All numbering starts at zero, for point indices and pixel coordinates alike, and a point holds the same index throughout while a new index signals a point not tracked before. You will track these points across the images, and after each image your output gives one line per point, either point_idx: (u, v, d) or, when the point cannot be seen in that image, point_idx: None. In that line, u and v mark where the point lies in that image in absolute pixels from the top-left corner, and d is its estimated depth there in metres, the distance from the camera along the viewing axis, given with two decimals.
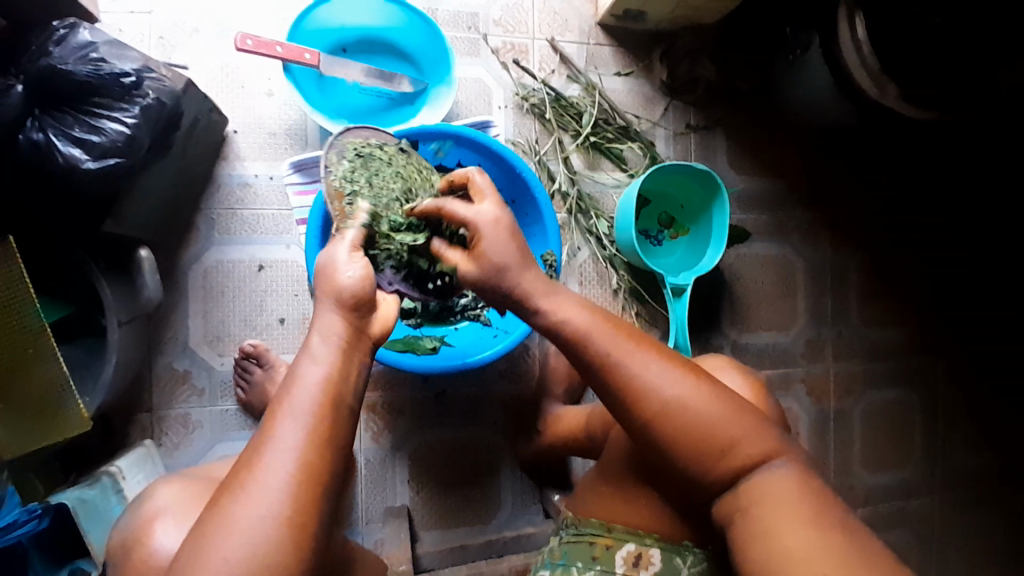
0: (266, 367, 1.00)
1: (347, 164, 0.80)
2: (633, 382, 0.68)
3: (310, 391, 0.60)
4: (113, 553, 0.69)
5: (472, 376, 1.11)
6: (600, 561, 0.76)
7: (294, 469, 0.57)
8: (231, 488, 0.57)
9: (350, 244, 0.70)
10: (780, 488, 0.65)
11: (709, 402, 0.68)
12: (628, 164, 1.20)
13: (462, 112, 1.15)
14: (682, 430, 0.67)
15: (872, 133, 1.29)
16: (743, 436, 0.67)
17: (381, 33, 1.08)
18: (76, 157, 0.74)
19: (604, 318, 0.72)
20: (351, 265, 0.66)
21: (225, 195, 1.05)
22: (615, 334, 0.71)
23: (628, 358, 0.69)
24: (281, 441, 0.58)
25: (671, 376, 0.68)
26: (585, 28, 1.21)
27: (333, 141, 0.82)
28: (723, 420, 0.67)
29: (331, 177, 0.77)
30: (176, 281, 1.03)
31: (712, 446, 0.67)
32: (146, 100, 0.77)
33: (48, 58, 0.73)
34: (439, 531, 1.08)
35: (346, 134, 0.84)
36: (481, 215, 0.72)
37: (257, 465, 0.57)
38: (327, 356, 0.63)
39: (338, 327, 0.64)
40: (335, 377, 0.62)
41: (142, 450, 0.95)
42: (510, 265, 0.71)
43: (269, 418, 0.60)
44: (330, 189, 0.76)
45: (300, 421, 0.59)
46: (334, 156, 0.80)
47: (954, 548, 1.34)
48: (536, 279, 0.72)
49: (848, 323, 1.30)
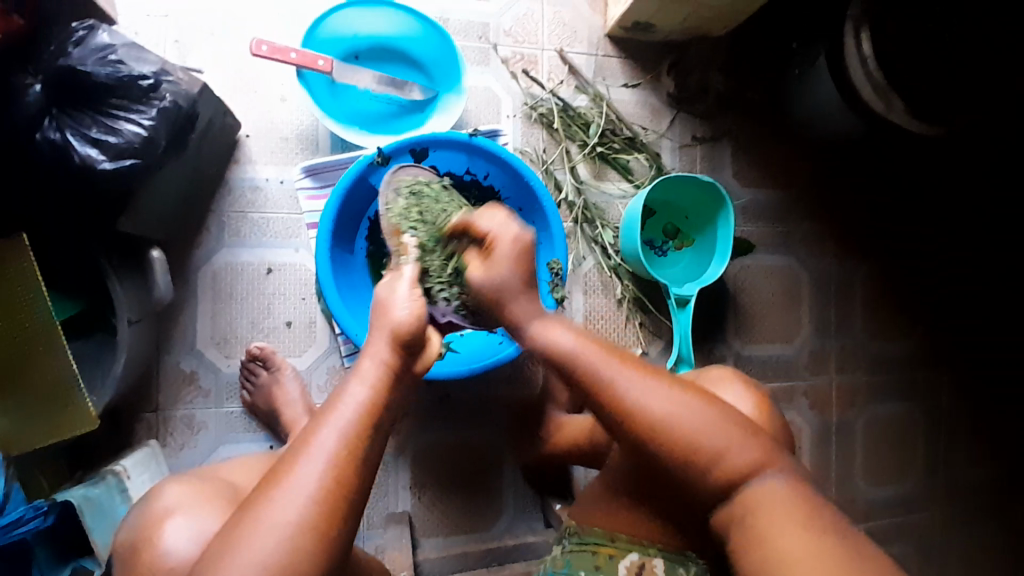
0: (272, 371, 1.01)
1: (402, 202, 0.90)
2: (619, 400, 0.69)
3: (351, 408, 0.63)
4: (118, 553, 0.69)
5: (476, 383, 1.11)
6: (603, 570, 0.75)
7: (326, 479, 0.59)
8: (263, 491, 0.59)
9: (409, 280, 0.73)
10: (770, 495, 0.66)
11: (699, 417, 0.68)
12: (634, 175, 1.21)
13: (472, 119, 1.16)
14: (668, 445, 0.67)
15: (878, 147, 1.31)
16: (729, 444, 0.67)
17: (393, 41, 1.09)
18: (92, 157, 0.75)
19: (587, 336, 0.73)
20: (413, 302, 0.70)
21: (236, 197, 1.06)
22: (598, 352, 0.71)
23: (616, 375, 0.70)
24: (316, 452, 0.60)
25: (655, 392, 0.69)
26: (594, 39, 1.22)
27: (390, 179, 0.93)
28: (707, 433, 0.67)
29: (387, 215, 0.88)
30: (185, 281, 1.03)
31: (700, 460, 0.67)
32: (162, 103, 0.78)
33: (67, 59, 0.74)
34: (440, 537, 1.08)
35: (398, 173, 0.94)
36: (498, 230, 0.76)
37: (291, 472, 0.59)
38: (371, 379, 0.66)
39: (387, 355, 0.67)
40: (378, 395, 0.65)
41: (146, 450, 0.96)
42: (506, 276, 0.75)
43: (309, 430, 0.63)
44: (387, 227, 0.87)
45: (339, 434, 0.62)
46: (391, 194, 0.91)
47: (956, 563, 1.33)
48: (524, 294, 0.76)
49: (852, 336, 1.31)
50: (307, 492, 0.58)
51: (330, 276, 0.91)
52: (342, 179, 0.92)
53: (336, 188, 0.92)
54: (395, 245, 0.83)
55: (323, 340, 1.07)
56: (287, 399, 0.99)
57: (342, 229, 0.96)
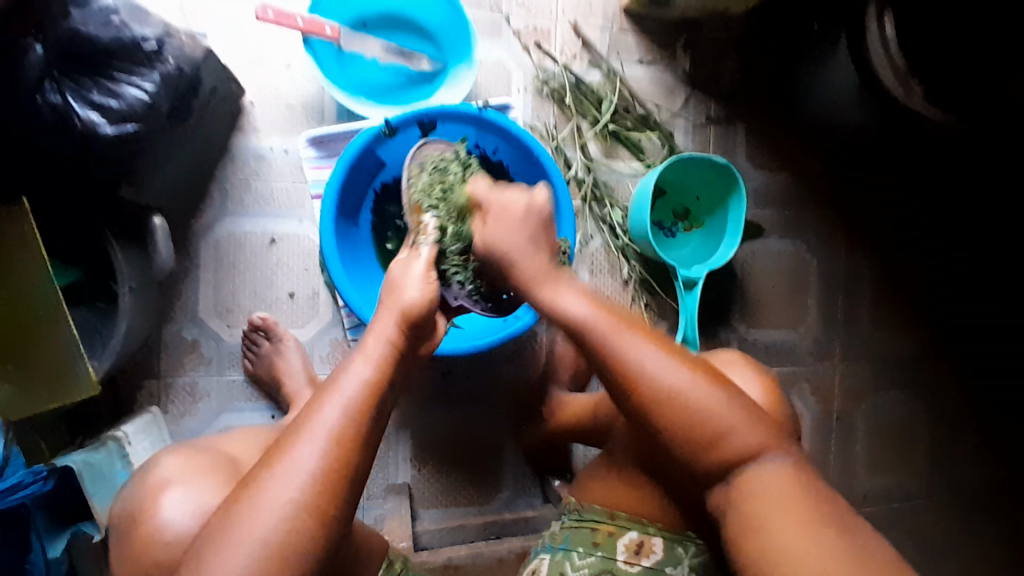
0: (274, 341, 1.01)
1: (426, 177, 0.87)
2: (628, 370, 0.68)
3: (355, 386, 0.63)
4: (119, 519, 0.70)
5: (478, 361, 1.11)
6: (601, 547, 0.75)
7: (327, 457, 0.59)
8: (264, 466, 0.59)
9: (425, 262, 0.74)
10: (769, 480, 0.65)
11: (709, 394, 0.67)
12: (645, 154, 1.18)
13: (482, 94, 1.14)
14: (675, 417, 0.66)
15: (896, 132, 1.28)
16: (734, 425, 0.66)
17: (403, 9, 1.07)
18: (93, 121, 0.74)
19: (603, 307, 0.73)
20: (430, 283, 0.70)
21: (240, 166, 1.04)
22: (608, 322, 0.71)
23: (625, 345, 0.69)
24: (318, 430, 0.59)
25: (668, 365, 0.68)
26: (609, 13, 1.19)
27: (415, 153, 0.90)
28: (715, 410, 0.66)
29: (410, 192, 0.85)
30: (188, 250, 1.02)
31: (703, 436, 0.66)
32: (165, 66, 0.78)
33: (70, 21, 0.72)
34: (440, 510, 1.08)
35: (425, 148, 0.91)
36: (494, 202, 0.79)
37: (291, 449, 0.59)
38: (375, 357, 0.65)
39: (392, 334, 0.67)
40: (382, 373, 0.64)
41: (147, 416, 0.96)
42: (516, 244, 0.76)
43: (312, 405, 0.62)
44: (408, 206, 0.84)
45: (342, 410, 0.61)
46: (415, 169, 0.88)
47: (954, 554, 1.33)
48: (539, 265, 0.76)
49: (859, 325, 1.29)
50: (308, 471, 0.58)
51: (334, 247, 0.90)
52: (347, 149, 0.91)
53: (340, 160, 0.91)
54: (413, 223, 0.81)
55: (326, 313, 1.06)
56: (289, 370, 0.99)
57: (346, 202, 0.94)
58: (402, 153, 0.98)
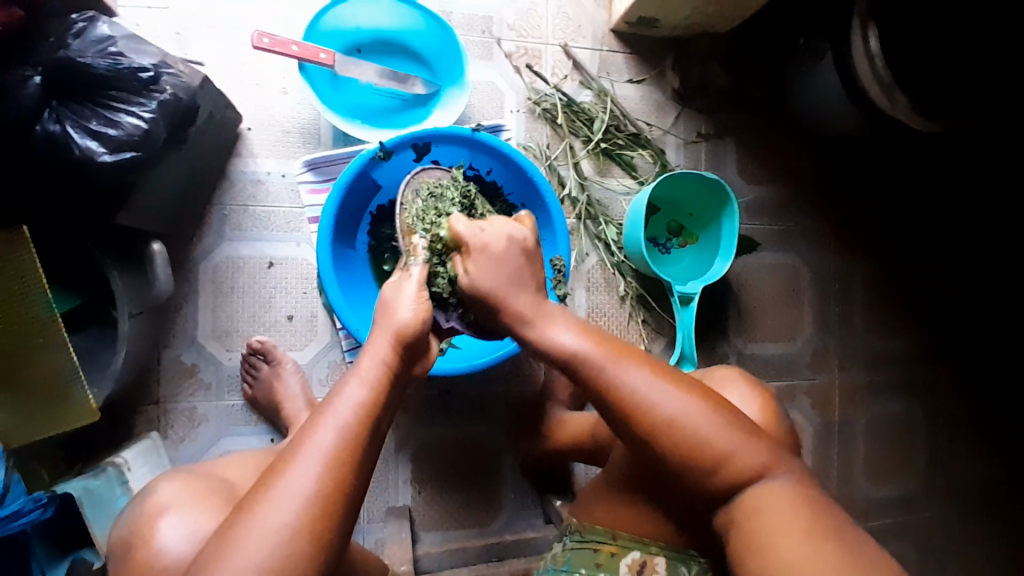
0: (273, 364, 1.01)
1: (420, 202, 0.89)
2: (626, 400, 0.68)
3: (349, 408, 0.63)
4: (116, 547, 0.69)
5: (476, 380, 1.11)
6: (604, 568, 0.75)
7: (320, 477, 0.59)
8: (261, 487, 0.59)
9: (418, 283, 0.73)
10: (770, 497, 0.66)
11: (709, 419, 0.67)
12: (638, 171, 1.20)
13: (475, 115, 1.16)
14: (676, 445, 0.66)
15: (883, 145, 1.30)
16: (734, 450, 0.66)
17: (396, 35, 1.09)
18: (92, 149, 0.74)
19: (595, 339, 0.72)
20: (425, 303, 0.71)
21: (237, 191, 1.05)
22: (603, 354, 0.70)
23: (623, 373, 0.69)
24: (312, 452, 0.60)
25: (664, 392, 0.68)
26: (598, 34, 1.21)
27: (410, 179, 0.91)
28: (713, 435, 0.66)
29: (403, 215, 0.87)
30: (185, 275, 1.03)
31: (705, 462, 0.66)
32: (162, 95, 0.77)
33: (67, 51, 0.74)
34: (441, 532, 1.08)
35: (423, 173, 0.93)
36: (473, 241, 0.73)
37: (287, 470, 0.59)
38: (370, 380, 0.66)
39: (386, 354, 0.67)
40: (375, 396, 0.65)
41: (147, 442, 0.97)
42: (501, 284, 0.73)
43: (309, 424, 0.63)
44: (401, 228, 0.85)
45: (337, 431, 0.61)
46: (409, 195, 0.90)
47: (959, 563, 1.33)
48: (528, 300, 0.73)
49: (854, 336, 1.30)
50: (303, 493, 0.58)
51: (331, 271, 0.91)
52: (342, 175, 0.92)
53: (336, 185, 0.92)
54: (405, 245, 0.82)
55: (325, 334, 1.07)
56: (287, 393, 0.99)
57: (342, 225, 0.95)
58: (397, 175, 0.99)
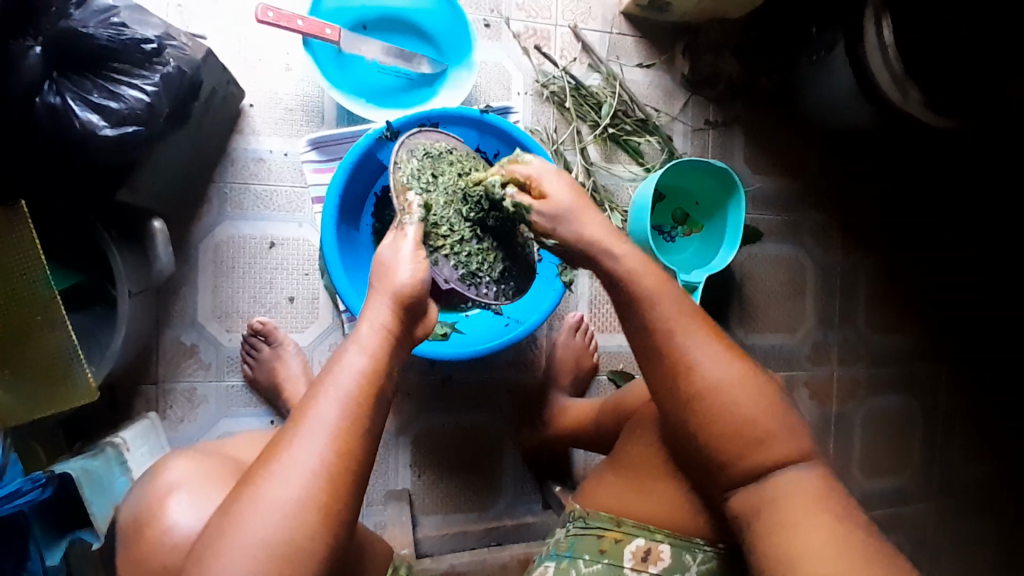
0: (274, 346, 1.00)
1: (417, 163, 0.83)
2: (680, 358, 0.66)
3: (350, 377, 0.60)
4: (126, 527, 0.69)
5: (478, 365, 1.11)
6: (608, 554, 0.76)
7: (327, 452, 0.57)
8: (263, 463, 0.58)
9: (414, 243, 0.70)
10: (808, 489, 0.64)
11: (755, 401, 0.65)
12: (644, 158, 1.19)
13: (482, 96, 1.14)
14: (715, 417, 0.65)
15: (891, 139, 1.29)
16: (776, 431, 0.65)
17: (403, 12, 1.06)
18: (93, 123, 0.72)
19: (670, 288, 0.69)
20: (418, 262, 0.67)
21: (238, 169, 1.03)
22: (678, 305, 0.68)
23: (683, 331, 0.67)
24: (315, 425, 0.58)
25: (720, 360, 0.66)
26: (608, 16, 1.19)
27: (407, 140, 0.85)
28: (761, 419, 0.65)
29: (399, 172, 0.80)
30: (186, 254, 1.01)
31: (747, 440, 0.65)
32: (165, 69, 0.75)
33: (69, 20, 0.70)
34: (439, 516, 1.08)
35: (420, 134, 0.86)
36: (537, 169, 0.76)
37: (290, 444, 0.57)
38: (371, 346, 0.62)
39: (386, 320, 0.64)
40: (378, 364, 0.62)
41: (146, 421, 0.96)
42: (579, 209, 0.72)
43: (308, 398, 0.60)
44: (396, 184, 0.79)
45: (340, 406, 0.59)
46: (405, 154, 0.83)
47: (947, 555, 1.35)
48: (606, 230, 0.71)
49: (856, 328, 1.30)
50: (307, 467, 0.56)
51: (335, 252, 0.90)
52: (349, 153, 0.90)
53: (342, 163, 0.90)
54: (400, 202, 0.76)
55: (326, 317, 1.06)
56: (289, 375, 0.99)
57: (347, 205, 0.94)
58: None
